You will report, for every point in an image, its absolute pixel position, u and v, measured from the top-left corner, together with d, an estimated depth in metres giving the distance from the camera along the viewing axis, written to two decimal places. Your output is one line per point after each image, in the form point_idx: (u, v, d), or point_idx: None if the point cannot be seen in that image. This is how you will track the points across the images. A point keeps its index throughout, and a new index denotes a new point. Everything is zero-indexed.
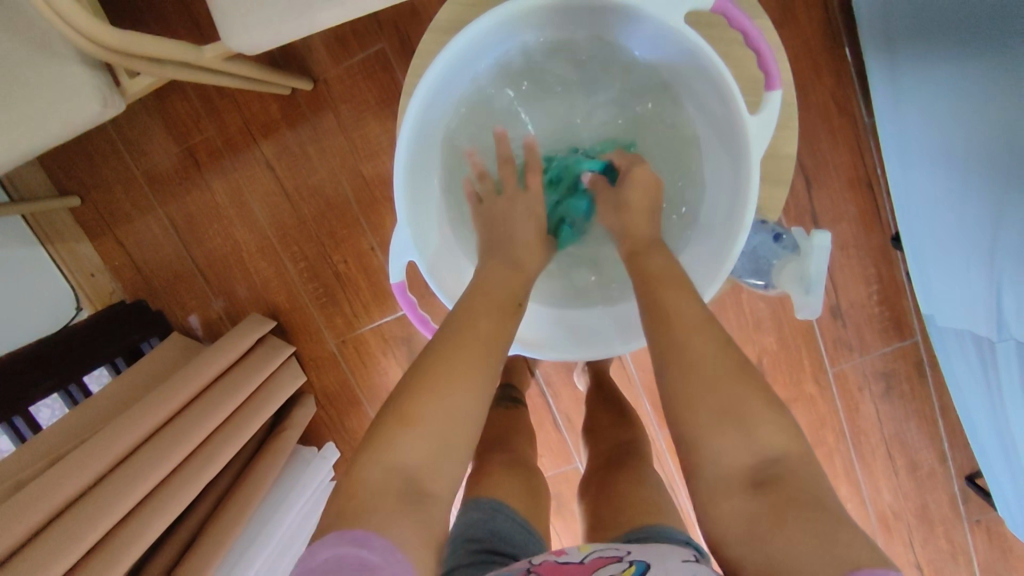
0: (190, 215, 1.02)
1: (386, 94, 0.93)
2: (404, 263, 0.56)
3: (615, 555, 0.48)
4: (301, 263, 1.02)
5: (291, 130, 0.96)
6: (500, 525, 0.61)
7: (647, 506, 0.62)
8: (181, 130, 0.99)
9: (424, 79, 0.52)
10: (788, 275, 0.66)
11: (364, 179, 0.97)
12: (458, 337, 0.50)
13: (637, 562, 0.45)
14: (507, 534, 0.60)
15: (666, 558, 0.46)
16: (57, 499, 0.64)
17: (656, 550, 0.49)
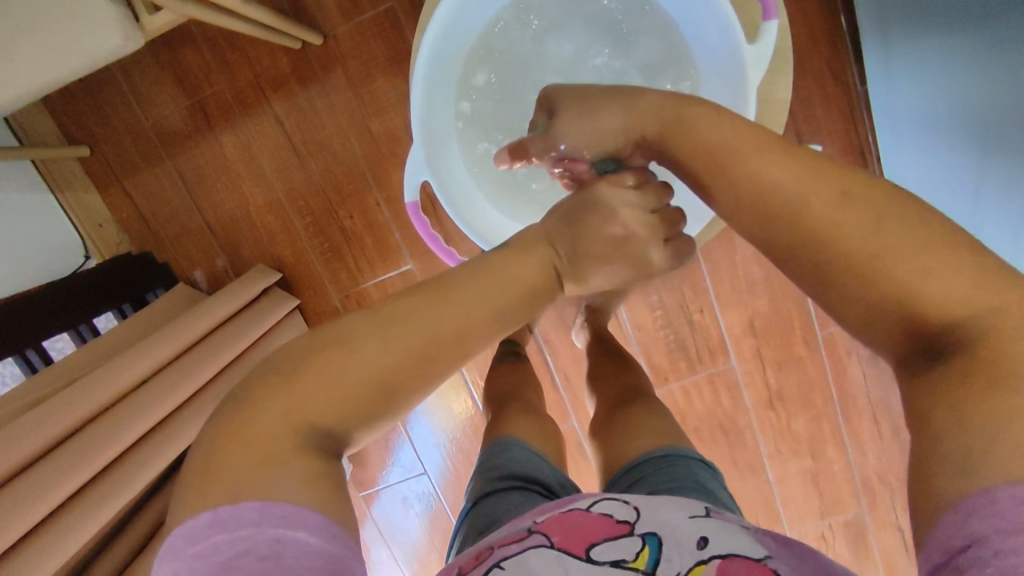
0: (198, 168, 1.04)
1: (395, 51, 0.95)
2: (417, 183, 0.61)
3: (624, 517, 0.45)
4: (307, 218, 1.04)
5: (301, 86, 0.98)
6: (510, 460, 0.63)
7: (646, 437, 0.64)
8: (191, 83, 1.00)
9: (441, 6, 0.55)
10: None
11: (371, 135, 0.99)
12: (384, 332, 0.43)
13: (646, 538, 0.42)
14: (519, 468, 0.62)
15: (669, 511, 0.45)
16: (53, 430, 0.65)
17: (663, 502, 0.47)
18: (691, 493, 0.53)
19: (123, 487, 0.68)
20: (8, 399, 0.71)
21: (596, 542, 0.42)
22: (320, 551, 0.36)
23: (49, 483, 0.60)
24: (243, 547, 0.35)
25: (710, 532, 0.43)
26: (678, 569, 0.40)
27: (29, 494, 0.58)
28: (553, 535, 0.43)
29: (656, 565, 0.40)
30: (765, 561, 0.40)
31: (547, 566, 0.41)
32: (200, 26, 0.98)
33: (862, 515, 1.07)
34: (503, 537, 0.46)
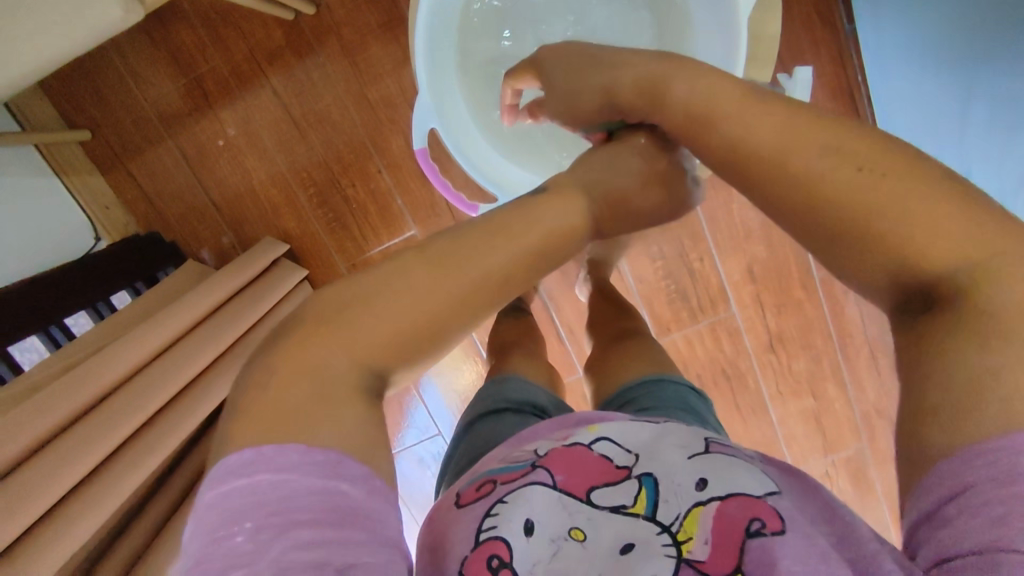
0: (201, 146, 1.05)
1: (388, 16, 0.96)
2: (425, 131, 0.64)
3: (622, 461, 0.45)
4: (311, 189, 1.06)
5: (297, 58, 0.99)
6: (506, 389, 0.66)
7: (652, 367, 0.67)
8: (187, 60, 1.01)
9: None
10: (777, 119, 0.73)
11: (368, 103, 1.00)
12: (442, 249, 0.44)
13: (642, 480, 0.44)
14: (514, 395, 0.65)
15: (670, 447, 0.46)
16: (91, 392, 0.67)
17: (663, 434, 0.48)
18: (684, 415, 0.58)
19: (161, 443, 0.71)
20: (40, 368, 0.73)
21: (597, 486, 0.44)
22: (356, 504, 0.35)
23: (96, 438, 0.63)
24: (283, 505, 0.34)
25: (709, 470, 0.43)
26: (677, 511, 0.42)
27: (73, 454, 0.60)
28: (558, 474, 0.45)
29: (655, 507, 0.42)
30: (766, 498, 0.41)
31: (548, 508, 0.43)
32: (192, 3, 0.99)
33: (862, 449, 1.11)
34: (497, 471, 0.47)
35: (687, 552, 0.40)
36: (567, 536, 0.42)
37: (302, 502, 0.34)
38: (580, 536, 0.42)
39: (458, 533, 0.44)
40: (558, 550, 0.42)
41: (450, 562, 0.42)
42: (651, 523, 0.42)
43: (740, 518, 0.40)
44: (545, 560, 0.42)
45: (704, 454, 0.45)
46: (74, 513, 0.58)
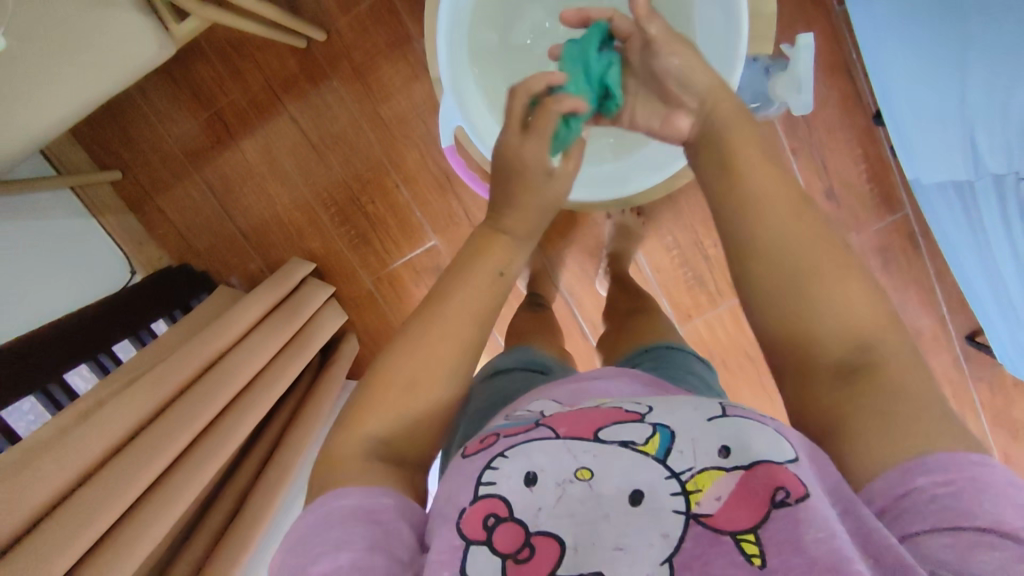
0: (225, 177, 1.09)
1: (396, 37, 1.00)
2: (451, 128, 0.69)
3: (634, 410, 0.47)
4: (332, 209, 1.10)
5: (312, 85, 1.04)
6: (517, 355, 0.73)
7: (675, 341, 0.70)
8: (208, 96, 1.06)
9: None
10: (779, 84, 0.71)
11: (383, 121, 1.04)
12: (394, 367, 0.52)
13: (655, 428, 0.44)
14: (523, 358, 0.71)
15: (685, 409, 0.46)
16: (154, 400, 0.71)
17: (681, 402, 0.48)
18: (688, 377, 0.61)
19: (214, 456, 0.73)
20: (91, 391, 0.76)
21: (604, 425, 0.45)
22: (375, 507, 0.44)
23: (151, 454, 0.65)
24: (327, 522, 0.43)
25: (730, 437, 0.43)
26: (691, 461, 0.42)
27: (145, 458, 0.64)
28: (561, 428, 0.46)
29: (668, 453, 0.42)
30: (789, 465, 0.40)
31: (552, 455, 0.44)
32: (208, 41, 1.03)
33: None
34: (507, 428, 0.49)
35: (697, 506, 0.40)
36: (573, 478, 0.43)
37: (341, 518, 0.43)
38: (587, 476, 0.42)
39: (458, 481, 0.45)
40: (565, 493, 0.42)
41: (450, 509, 0.43)
42: (662, 465, 0.42)
43: (763, 486, 0.39)
44: (549, 504, 0.42)
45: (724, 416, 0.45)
46: (146, 514, 0.62)
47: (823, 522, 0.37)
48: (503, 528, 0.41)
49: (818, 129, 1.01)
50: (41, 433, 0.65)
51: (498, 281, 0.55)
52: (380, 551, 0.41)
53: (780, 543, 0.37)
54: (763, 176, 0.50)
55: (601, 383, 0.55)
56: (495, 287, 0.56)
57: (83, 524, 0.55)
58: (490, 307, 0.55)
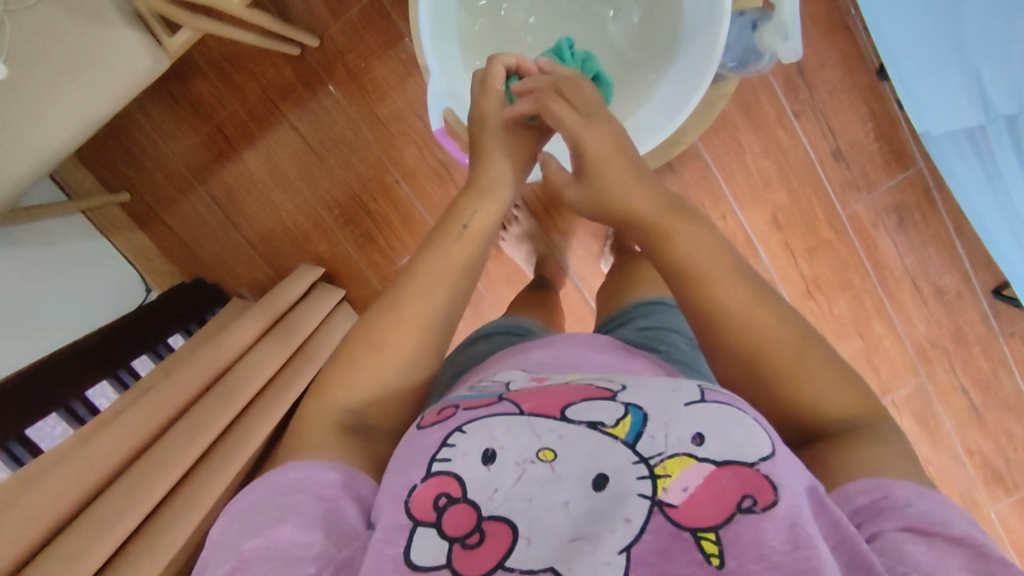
0: (230, 189, 1.11)
1: (387, 35, 1.01)
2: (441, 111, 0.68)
3: (608, 389, 0.46)
4: (336, 212, 1.10)
5: (308, 91, 1.05)
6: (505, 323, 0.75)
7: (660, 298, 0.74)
8: (207, 110, 1.07)
9: None
10: (768, 33, 0.68)
11: (379, 120, 1.05)
12: (375, 329, 0.55)
13: (629, 409, 0.43)
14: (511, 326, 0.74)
15: (663, 391, 0.45)
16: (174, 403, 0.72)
17: (659, 384, 0.46)
18: (676, 339, 0.66)
19: (233, 460, 0.73)
20: (110, 405, 0.77)
21: (572, 402, 0.44)
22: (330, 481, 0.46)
23: (169, 460, 0.66)
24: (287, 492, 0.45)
25: (705, 424, 0.41)
26: (661, 446, 0.41)
27: (165, 460, 0.65)
28: (525, 403, 0.45)
29: (638, 437, 0.41)
30: (760, 465, 0.39)
31: (515, 432, 0.43)
32: (202, 55, 1.05)
33: (920, 382, 1.08)
34: (467, 399, 0.48)
35: (662, 492, 0.39)
36: (534, 458, 0.42)
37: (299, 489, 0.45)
38: (550, 458, 0.42)
39: (416, 452, 0.44)
40: (526, 472, 0.41)
41: (404, 485, 0.43)
42: (629, 449, 0.41)
43: (733, 489, 0.38)
44: (507, 485, 0.41)
45: (703, 400, 0.43)
46: (170, 516, 0.63)
47: (781, 535, 0.36)
48: (455, 508, 0.41)
49: (821, 90, 0.99)
50: (61, 446, 0.65)
51: (467, 234, 0.59)
52: (326, 526, 0.42)
53: (742, 550, 0.36)
54: (686, 229, 0.55)
55: (582, 358, 0.55)
56: (467, 243, 0.59)
57: (106, 528, 0.56)
58: (463, 264, 0.58)
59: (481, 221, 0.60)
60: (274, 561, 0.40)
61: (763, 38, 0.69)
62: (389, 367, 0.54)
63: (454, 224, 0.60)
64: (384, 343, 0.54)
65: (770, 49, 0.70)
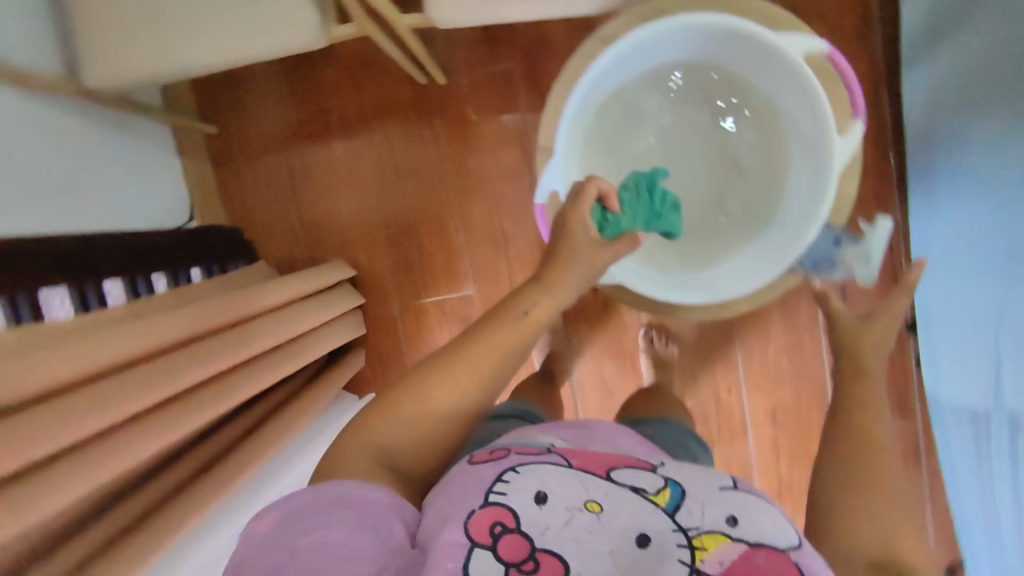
0: (307, 167, 1.16)
1: (506, 104, 1.10)
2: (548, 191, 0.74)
3: (647, 464, 0.50)
4: (389, 229, 1.15)
5: (416, 118, 1.12)
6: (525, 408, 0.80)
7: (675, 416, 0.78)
8: (323, 94, 1.14)
9: (603, 57, 0.69)
10: (853, 255, 0.78)
11: (466, 169, 1.12)
12: (415, 389, 0.58)
13: (668, 484, 0.47)
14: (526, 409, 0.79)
15: (701, 477, 0.49)
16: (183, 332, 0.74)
17: (695, 469, 0.51)
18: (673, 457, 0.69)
19: (201, 410, 0.72)
20: (115, 309, 0.77)
21: (615, 467, 0.48)
22: (380, 501, 0.48)
23: (148, 386, 0.65)
24: (343, 500, 0.47)
25: (738, 509, 0.45)
26: (699, 523, 0.44)
27: (151, 380, 0.65)
28: (573, 459, 0.49)
29: (677, 506, 0.45)
30: (790, 550, 0.43)
31: (564, 481, 0.46)
32: (342, 50, 1.13)
33: None
34: (512, 451, 0.51)
35: (700, 561, 0.42)
36: (583, 507, 0.45)
37: (358, 502, 0.48)
38: (595, 510, 0.44)
39: (467, 483, 0.47)
40: (572, 518, 0.44)
41: (458, 510, 0.45)
42: (668, 518, 0.44)
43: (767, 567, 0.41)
44: (557, 526, 0.44)
45: (736, 487, 0.48)
46: (131, 435, 0.62)
47: None
48: (507, 540, 0.43)
49: None
50: (59, 329, 0.65)
51: (527, 318, 0.61)
52: (367, 534, 0.45)
53: None
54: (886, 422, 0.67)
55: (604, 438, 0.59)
56: (525, 327, 0.61)
57: (68, 425, 0.54)
58: (516, 341, 0.60)
59: (543, 309, 0.62)
60: (320, 561, 0.43)
61: (846, 258, 0.79)
62: (426, 421, 0.57)
63: (512, 309, 0.61)
64: (422, 404, 0.57)
65: (848, 267, 0.79)
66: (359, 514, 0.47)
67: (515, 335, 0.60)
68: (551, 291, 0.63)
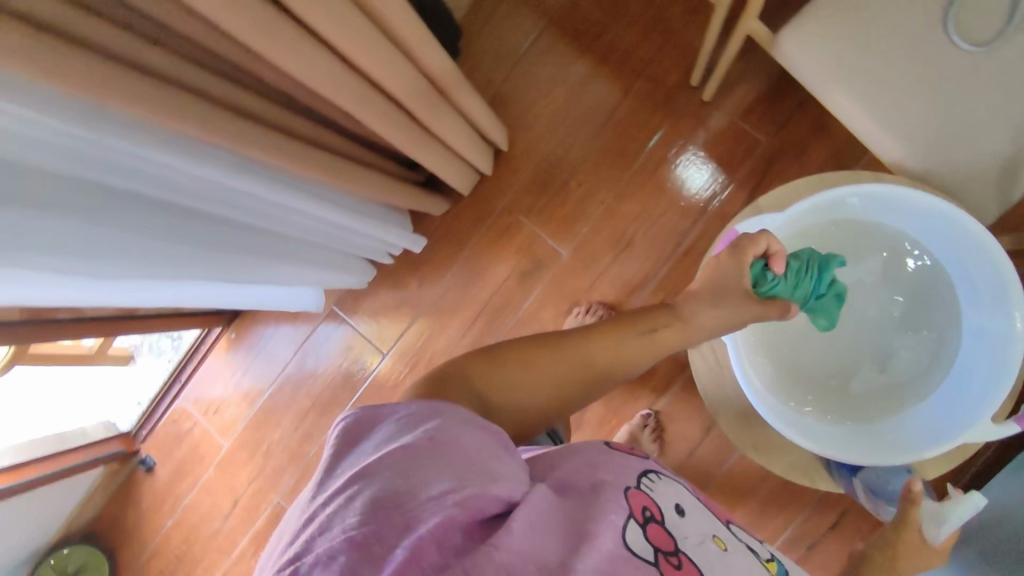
0: (553, 49, 1.18)
1: (728, 160, 1.12)
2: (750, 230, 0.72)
3: (759, 545, 0.58)
4: (558, 150, 1.18)
5: (660, 102, 1.15)
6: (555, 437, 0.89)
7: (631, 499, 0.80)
8: (619, 16, 1.16)
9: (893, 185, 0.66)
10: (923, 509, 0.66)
11: (653, 171, 1.15)
12: (530, 349, 0.63)
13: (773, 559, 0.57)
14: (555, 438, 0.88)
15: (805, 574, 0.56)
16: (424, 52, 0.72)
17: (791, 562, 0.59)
18: None
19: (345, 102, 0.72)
20: None
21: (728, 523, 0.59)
22: (487, 429, 0.49)
23: None
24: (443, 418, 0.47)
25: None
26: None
27: None
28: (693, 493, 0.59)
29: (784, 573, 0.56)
30: None
31: (691, 510, 0.55)
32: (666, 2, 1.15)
33: None
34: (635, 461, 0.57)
35: None
36: (711, 537, 0.52)
37: (456, 417, 0.48)
38: (722, 545, 0.52)
39: (616, 465, 0.53)
40: (704, 540, 0.51)
41: (611, 485, 0.49)
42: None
43: None
44: (693, 538, 0.50)
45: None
46: None
47: None
48: (653, 527, 0.48)
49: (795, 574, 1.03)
50: None
51: (651, 334, 0.66)
52: (501, 462, 0.47)
53: None
54: None
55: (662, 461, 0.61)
56: (642, 344, 0.66)
57: None
58: (635, 354, 0.66)
59: (667, 336, 0.67)
60: (458, 467, 0.43)
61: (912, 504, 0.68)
62: (537, 384, 0.61)
63: (641, 324, 0.67)
64: (532, 366, 0.61)
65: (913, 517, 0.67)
66: (461, 438, 0.46)
67: (640, 345, 0.66)
68: (683, 320, 0.68)
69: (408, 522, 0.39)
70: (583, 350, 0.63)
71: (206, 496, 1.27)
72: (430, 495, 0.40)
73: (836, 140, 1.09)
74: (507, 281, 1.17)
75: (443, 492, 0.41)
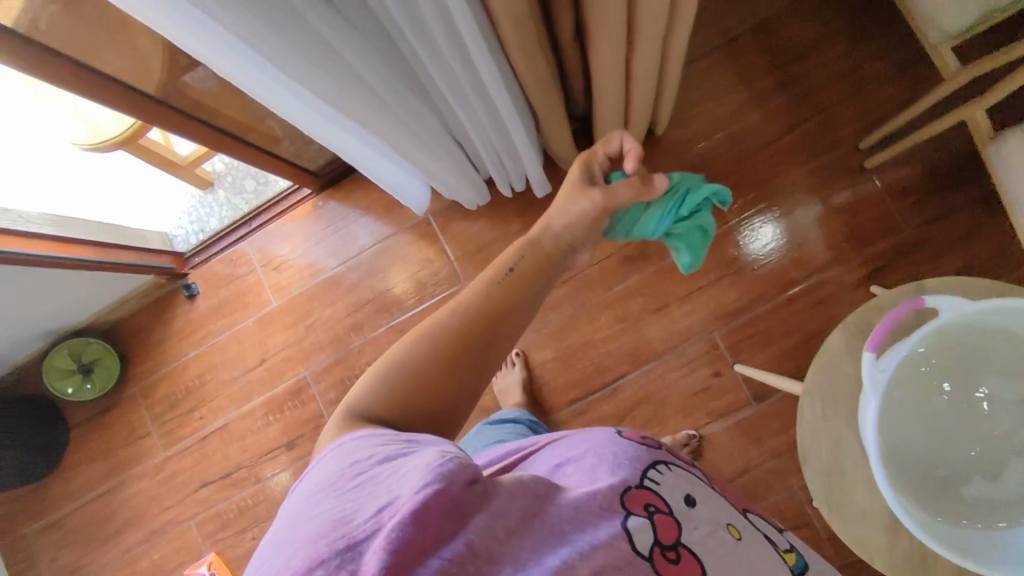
0: (742, 55, 1.14)
1: (865, 232, 1.10)
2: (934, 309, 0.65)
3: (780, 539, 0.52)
4: (705, 155, 1.15)
5: (823, 149, 1.12)
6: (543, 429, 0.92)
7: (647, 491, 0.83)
8: (820, 49, 1.12)
9: None
10: None
11: (788, 212, 1.12)
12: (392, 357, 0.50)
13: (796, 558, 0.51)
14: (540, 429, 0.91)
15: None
16: (685, 9, 0.69)
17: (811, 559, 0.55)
18: None
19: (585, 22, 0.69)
20: None
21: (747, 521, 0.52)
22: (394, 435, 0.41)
23: None
24: (359, 450, 0.40)
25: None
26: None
27: None
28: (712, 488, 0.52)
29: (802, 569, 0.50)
30: None
31: (708, 503, 0.47)
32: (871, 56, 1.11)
33: None
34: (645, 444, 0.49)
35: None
36: (726, 527, 0.45)
37: (369, 437, 0.41)
38: (735, 534, 0.46)
39: (622, 453, 0.46)
40: (716, 533, 0.44)
41: (613, 479, 0.43)
42: None
43: None
44: (702, 530, 0.43)
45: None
46: None
47: None
48: (660, 519, 0.42)
49: None
50: None
51: (512, 271, 0.56)
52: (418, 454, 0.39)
53: None
54: None
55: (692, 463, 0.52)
56: (502, 274, 0.56)
57: None
58: (517, 278, 0.56)
59: (522, 261, 0.58)
60: (390, 480, 0.36)
61: None
62: (432, 365, 0.49)
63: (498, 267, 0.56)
64: (411, 367, 0.48)
65: None
66: (377, 455, 0.39)
67: (521, 269, 0.57)
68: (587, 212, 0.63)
69: (356, 545, 0.32)
70: (448, 311, 0.52)
71: (235, 343, 1.26)
72: (368, 515, 0.33)
73: (974, 254, 1.07)
74: (608, 258, 1.15)
75: (378, 514, 0.33)
